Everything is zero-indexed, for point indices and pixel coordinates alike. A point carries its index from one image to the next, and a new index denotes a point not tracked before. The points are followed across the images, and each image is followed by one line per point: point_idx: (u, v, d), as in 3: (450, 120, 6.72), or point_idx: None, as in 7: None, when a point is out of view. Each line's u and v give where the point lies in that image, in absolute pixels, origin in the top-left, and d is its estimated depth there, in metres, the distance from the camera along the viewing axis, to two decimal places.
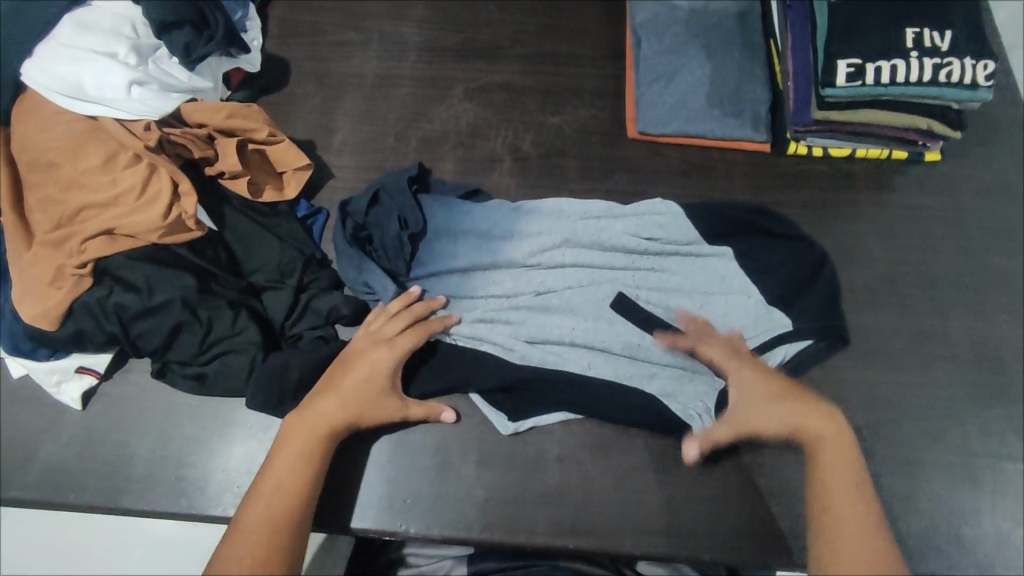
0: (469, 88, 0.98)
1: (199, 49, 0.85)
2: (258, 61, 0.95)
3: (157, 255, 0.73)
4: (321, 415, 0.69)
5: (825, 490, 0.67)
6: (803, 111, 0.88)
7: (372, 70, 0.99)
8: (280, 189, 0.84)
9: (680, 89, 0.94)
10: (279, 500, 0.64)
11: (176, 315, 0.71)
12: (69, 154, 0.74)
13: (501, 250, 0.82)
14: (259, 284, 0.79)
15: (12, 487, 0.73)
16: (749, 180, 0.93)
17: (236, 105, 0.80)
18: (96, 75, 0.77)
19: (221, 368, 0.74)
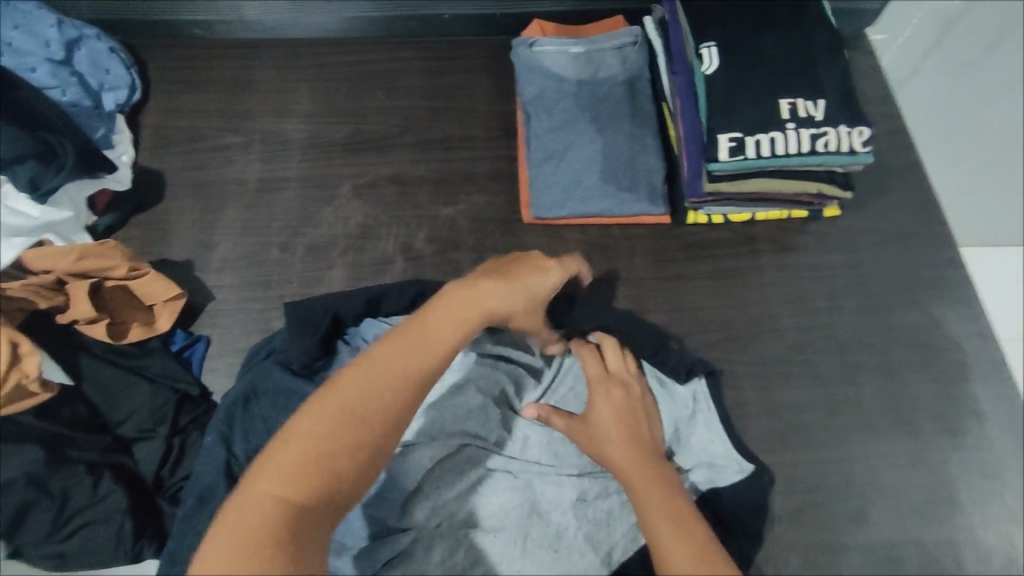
0: (357, 185, 0.94)
1: (48, 181, 0.78)
2: (128, 177, 0.90)
3: (3, 427, 0.67)
4: (460, 308, 0.58)
5: (648, 493, 0.62)
6: (696, 182, 0.84)
7: (254, 174, 0.94)
8: (150, 323, 0.77)
9: (572, 167, 0.92)
10: (390, 379, 0.52)
11: (22, 494, 0.65)
12: None
13: None
14: (128, 436, 0.72)
15: None
16: (652, 256, 0.90)
17: (89, 244, 0.74)
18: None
19: (81, 546, 0.67)
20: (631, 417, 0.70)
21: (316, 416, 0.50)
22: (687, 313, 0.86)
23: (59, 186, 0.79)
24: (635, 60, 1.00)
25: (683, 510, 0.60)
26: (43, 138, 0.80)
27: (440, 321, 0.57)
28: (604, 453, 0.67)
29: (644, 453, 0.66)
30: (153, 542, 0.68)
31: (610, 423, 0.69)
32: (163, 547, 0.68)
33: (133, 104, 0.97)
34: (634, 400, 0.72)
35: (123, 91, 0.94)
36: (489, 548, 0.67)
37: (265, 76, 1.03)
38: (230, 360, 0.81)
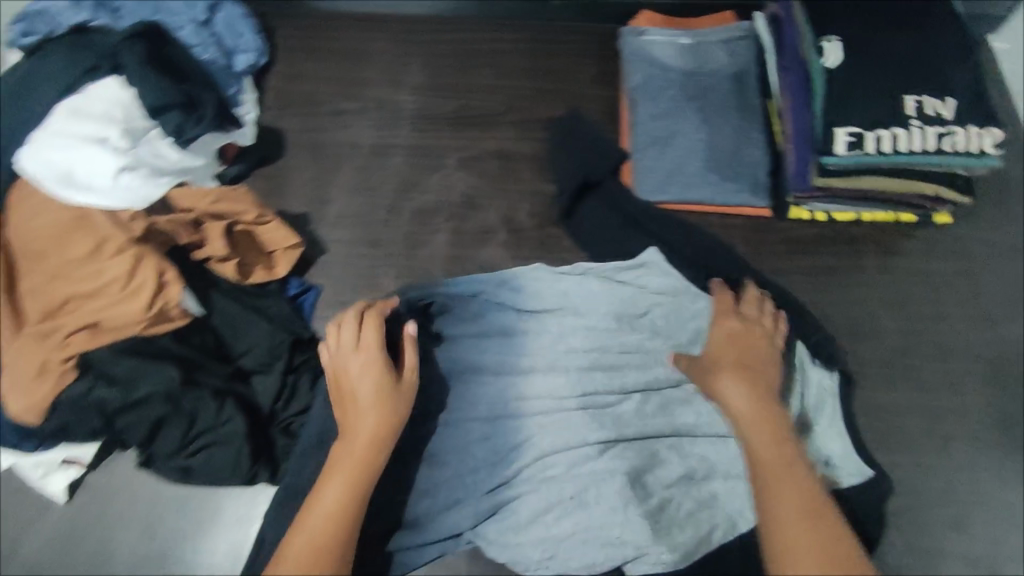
0: (462, 158, 0.97)
1: (190, 130, 0.85)
2: (252, 134, 0.95)
3: (142, 348, 0.72)
4: (356, 449, 0.62)
5: (763, 451, 0.58)
6: (802, 177, 0.86)
7: (367, 139, 0.99)
8: (270, 267, 0.83)
9: (676, 154, 0.93)
10: (324, 532, 0.57)
11: (159, 409, 0.70)
12: (56, 243, 0.74)
13: (513, 346, 0.79)
14: (248, 368, 0.78)
15: None
16: (752, 247, 0.91)
17: (224, 189, 0.80)
18: (85, 164, 0.78)
19: (206, 463, 0.72)
20: (744, 349, 0.66)
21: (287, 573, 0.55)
22: None
23: (198, 135, 0.85)
24: (743, 54, 1.00)
25: (805, 486, 0.55)
26: (189, 91, 0.86)
27: (329, 497, 0.59)
28: (722, 403, 0.63)
29: (767, 404, 0.61)
30: (266, 468, 0.74)
31: (734, 363, 0.64)
32: (275, 474, 0.74)
33: (260, 66, 1.03)
34: (755, 343, 0.67)
35: (253, 54, 0.99)
36: (588, 514, 0.71)
37: (379, 48, 1.08)
38: (338, 310, 0.86)
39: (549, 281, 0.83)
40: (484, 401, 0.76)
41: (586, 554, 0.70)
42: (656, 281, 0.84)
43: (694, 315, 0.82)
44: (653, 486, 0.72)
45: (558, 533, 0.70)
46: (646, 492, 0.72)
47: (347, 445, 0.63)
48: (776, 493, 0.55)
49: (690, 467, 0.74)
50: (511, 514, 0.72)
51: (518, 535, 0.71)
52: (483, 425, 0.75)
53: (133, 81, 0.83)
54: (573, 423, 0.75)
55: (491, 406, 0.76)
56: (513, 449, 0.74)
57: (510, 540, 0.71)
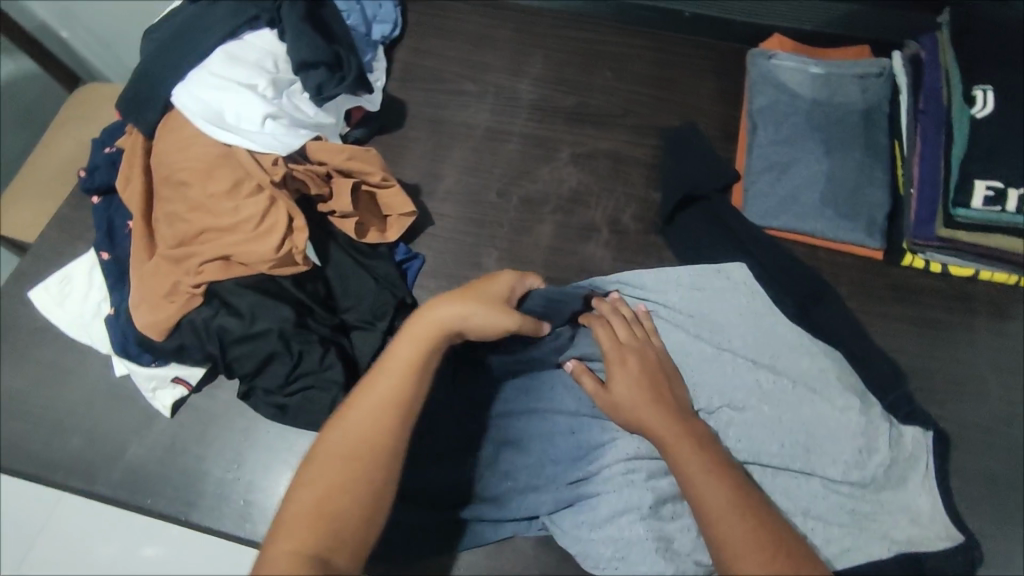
0: (576, 153, 0.99)
1: (330, 89, 0.88)
2: (378, 101, 0.98)
3: (265, 285, 0.77)
4: (424, 339, 0.64)
5: (694, 473, 0.63)
6: (926, 224, 0.84)
7: (485, 122, 1.01)
8: (383, 231, 0.87)
9: (793, 182, 0.92)
10: (374, 413, 0.60)
11: (272, 344, 0.74)
12: (200, 176, 0.78)
13: None
14: (351, 323, 0.82)
15: (99, 482, 0.76)
16: (856, 287, 0.88)
17: (357, 148, 0.84)
18: (235, 106, 0.82)
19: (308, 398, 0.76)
20: (650, 376, 0.71)
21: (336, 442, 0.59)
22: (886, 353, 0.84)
23: (336, 94, 0.89)
24: (875, 91, 0.98)
25: (745, 504, 0.61)
26: (336, 52, 0.91)
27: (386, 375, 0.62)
28: (641, 420, 0.68)
29: (689, 426, 0.68)
30: None
31: (637, 389, 0.70)
32: None
33: (392, 38, 1.07)
34: (653, 369, 0.72)
35: (389, 26, 1.05)
36: (661, 524, 0.71)
37: (505, 36, 1.09)
38: (439, 282, 0.89)
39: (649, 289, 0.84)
40: (573, 395, 0.79)
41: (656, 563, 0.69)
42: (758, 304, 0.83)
43: (792, 344, 0.80)
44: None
45: (630, 535, 0.70)
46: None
47: (408, 334, 0.65)
48: (710, 505, 0.61)
49: (771, 498, 0.73)
50: (589, 508, 0.73)
51: (592, 530, 0.72)
52: (569, 418, 0.77)
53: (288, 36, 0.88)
54: None
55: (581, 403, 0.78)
56: (597, 445, 0.75)
57: (583, 533, 0.72)
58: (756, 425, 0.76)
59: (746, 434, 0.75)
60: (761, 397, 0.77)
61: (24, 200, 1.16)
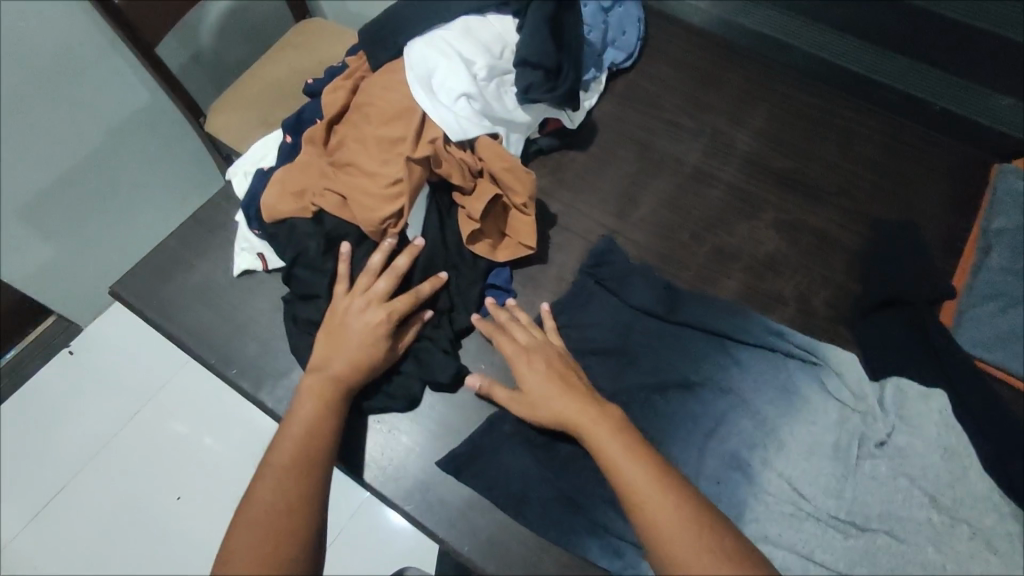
0: (780, 218, 0.95)
1: (536, 93, 0.87)
2: (577, 120, 0.98)
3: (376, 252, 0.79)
4: (335, 379, 0.71)
5: (645, 509, 0.62)
6: None
7: (693, 161, 0.99)
8: (494, 247, 0.84)
9: (1019, 320, 0.84)
10: (296, 453, 0.66)
11: None
12: (381, 117, 0.81)
13: (767, 423, 0.77)
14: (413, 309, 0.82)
15: (263, 392, 0.81)
16: None
17: (518, 166, 0.81)
18: (445, 73, 0.83)
19: (419, 367, 0.79)
20: (570, 381, 0.72)
21: (267, 489, 0.63)
22: None
23: (540, 100, 0.87)
24: None
25: (697, 548, 0.59)
26: (559, 61, 0.89)
27: (304, 417, 0.68)
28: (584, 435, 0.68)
29: (634, 456, 0.65)
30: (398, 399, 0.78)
31: (567, 401, 0.69)
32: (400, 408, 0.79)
33: (620, 66, 1.06)
34: (570, 371, 0.73)
35: (622, 54, 1.05)
36: None
37: (733, 82, 1.07)
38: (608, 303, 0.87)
39: (822, 379, 0.79)
40: (715, 455, 0.76)
41: None
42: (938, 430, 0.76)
43: (975, 494, 0.73)
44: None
45: None
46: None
47: (325, 378, 0.71)
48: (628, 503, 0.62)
49: None
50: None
51: None
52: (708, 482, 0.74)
53: (525, 28, 0.87)
54: (802, 532, 0.72)
55: (723, 468, 0.75)
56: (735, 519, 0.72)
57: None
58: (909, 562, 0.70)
59: (898, 568, 0.70)
60: (921, 532, 0.71)
61: (243, 107, 1.24)
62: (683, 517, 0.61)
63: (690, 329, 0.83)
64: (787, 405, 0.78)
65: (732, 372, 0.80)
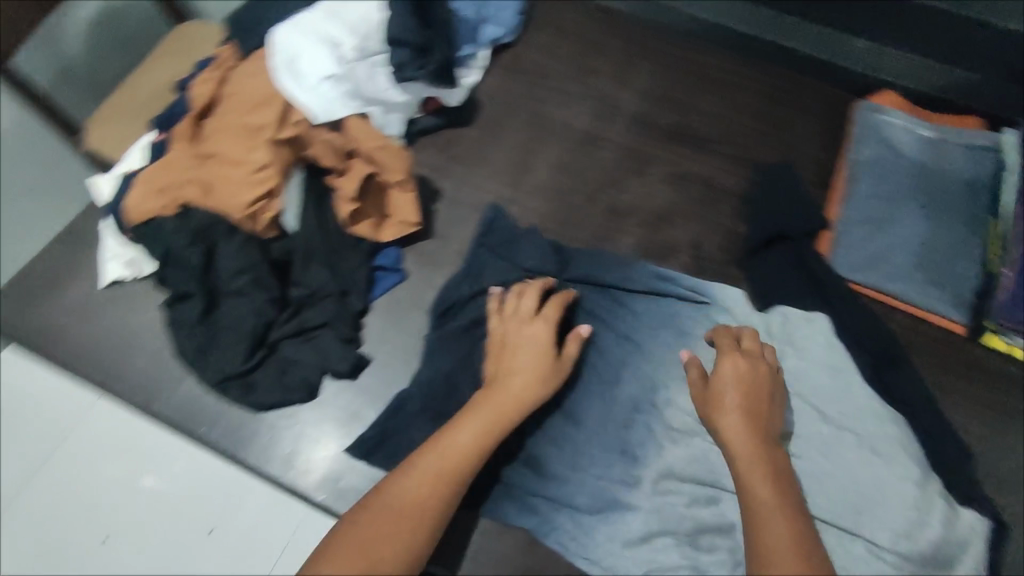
0: (669, 171, 0.98)
1: (408, 72, 0.87)
2: (458, 98, 0.99)
3: (249, 246, 0.77)
4: (506, 405, 0.68)
5: (756, 483, 0.63)
6: (1015, 309, 0.83)
7: (583, 125, 1.01)
8: (378, 227, 0.84)
9: (886, 241, 0.90)
10: (448, 462, 0.64)
11: (246, 310, 0.76)
12: (248, 106, 0.81)
13: (661, 366, 0.81)
14: (297, 300, 0.81)
15: (158, 402, 0.78)
16: (935, 358, 0.86)
17: (391, 143, 0.82)
18: (311, 57, 0.84)
19: (313, 355, 0.79)
20: (755, 385, 0.70)
21: (399, 489, 0.61)
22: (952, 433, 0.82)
23: (414, 79, 0.88)
24: (984, 165, 0.95)
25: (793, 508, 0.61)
26: (429, 39, 0.89)
27: (463, 437, 0.66)
28: (726, 425, 0.67)
29: (771, 457, 0.65)
30: (301, 391, 0.78)
31: (739, 402, 0.68)
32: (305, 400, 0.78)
33: (502, 42, 1.06)
34: (770, 385, 0.72)
35: (502, 29, 1.04)
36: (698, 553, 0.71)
37: (617, 45, 1.09)
38: None
39: (710, 316, 0.84)
40: (620, 400, 0.79)
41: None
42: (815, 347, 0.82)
43: (858, 407, 0.79)
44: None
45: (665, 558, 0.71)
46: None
47: (493, 399, 0.69)
48: (756, 505, 0.61)
49: None
50: (623, 524, 0.72)
51: (626, 545, 0.72)
52: (615, 427, 0.77)
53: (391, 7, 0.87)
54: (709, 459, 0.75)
55: (627, 412, 0.78)
56: (643, 458, 0.75)
57: (614, 547, 0.72)
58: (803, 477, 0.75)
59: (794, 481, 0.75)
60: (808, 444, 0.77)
61: (119, 116, 1.15)
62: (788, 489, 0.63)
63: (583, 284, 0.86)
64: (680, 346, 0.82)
65: (626, 322, 0.84)
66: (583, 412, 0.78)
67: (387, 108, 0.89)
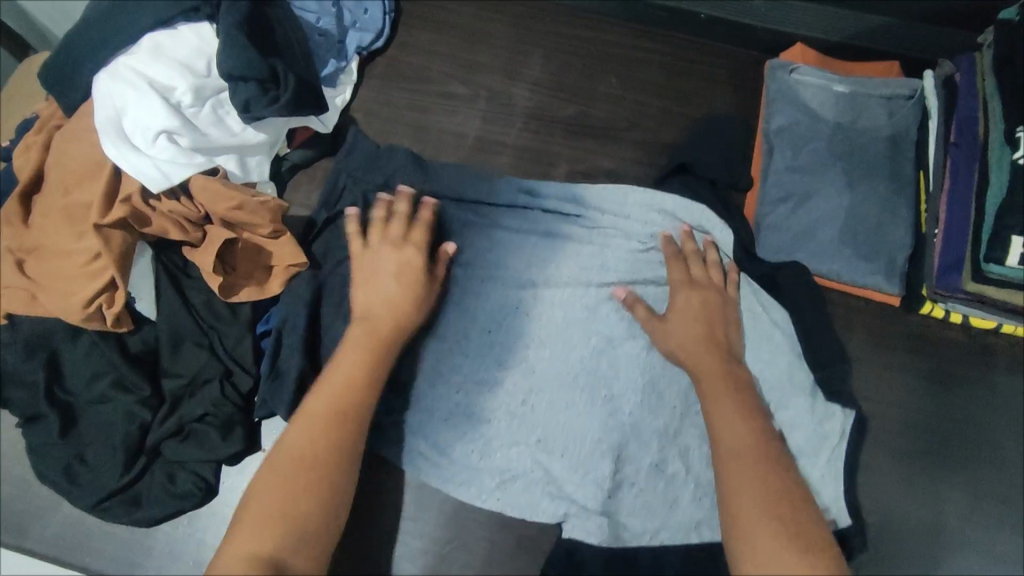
0: (573, 169, 0.90)
1: (259, 109, 0.76)
2: (331, 121, 0.87)
3: (101, 346, 0.68)
4: (381, 323, 0.69)
5: (726, 448, 0.62)
6: (950, 274, 0.77)
7: (474, 130, 0.92)
8: (261, 283, 0.76)
9: (810, 216, 0.84)
10: (342, 393, 0.63)
11: (114, 417, 0.68)
12: (71, 185, 0.70)
13: (526, 269, 0.83)
14: (171, 391, 0.71)
15: (31, 538, 0.68)
16: (870, 336, 0.82)
17: (246, 196, 0.71)
18: (138, 110, 0.71)
19: (198, 451, 0.69)
20: (711, 312, 0.74)
21: (300, 432, 0.60)
22: (893, 412, 0.79)
23: (266, 116, 0.77)
24: (904, 115, 0.89)
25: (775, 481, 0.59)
26: (274, 65, 0.77)
27: (348, 365, 0.65)
28: (696, 362, 0.71)
29: (738, 397, 0.67)
30: (191, 495, 0.69)
31: (695, 332, 0.73)
32: (198, 504, 0.69)
33: (372, 49, 0.94)
34: (722, 312, 0.75)
35: (369, 35, 0.93)
36: (562, 438, 0.76)
37: (501, 31, 0.98)
38: None
39: (575, 222, 0.85)
40: (489, 308, 0.82)
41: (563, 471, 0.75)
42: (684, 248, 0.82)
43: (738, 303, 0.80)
44: (620, 461, 0.75)
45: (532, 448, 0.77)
46: (597, 462, 0.75)
47: (370, 324, 0.69)
48: (731, 451, 0.62)
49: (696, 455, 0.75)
50: (490, 426, 0.77)
51: (495, 442, 0.77)
52: (484, 332, 0.81)
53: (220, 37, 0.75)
54: (573, 352, 0.80)
55: (490, 318, 0.82)
56: (506, 356, 0.80)
57: (479, 445, 0.77)
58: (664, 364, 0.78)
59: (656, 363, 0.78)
60: None
61: None
62: (764, 446, 0.62)
63: (442, 201, 0.85)
64: (541, 250, 0.84)
65: (489, 238, 0.84)
66: (452, 331, 0.81)
67: (245, 152, 0.78)
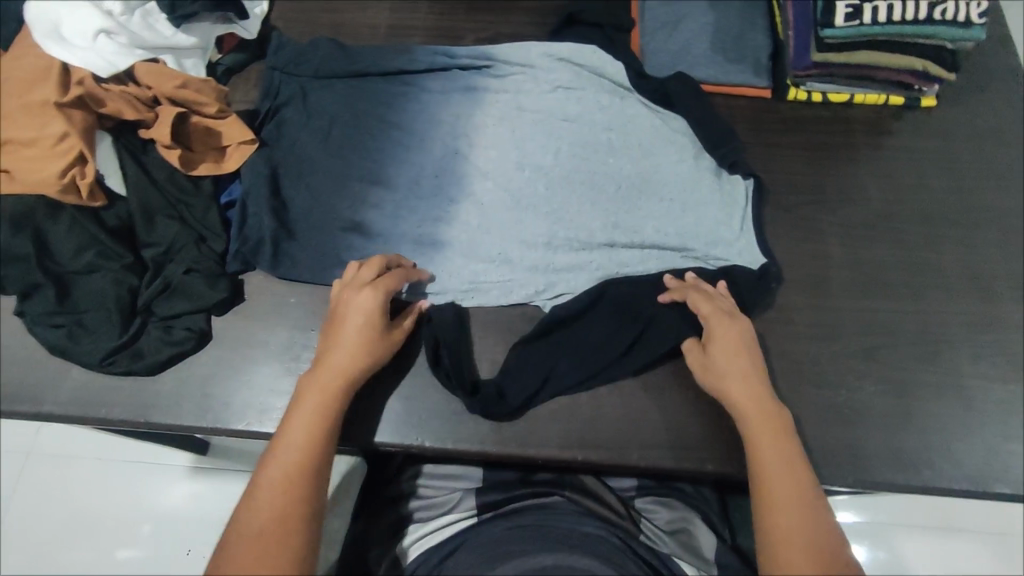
0: (479, 38, 1.02)
1: (185, 7, 0.84)
2: (254, 28, 0.97)
3: (82, 222, 0.76)
4: (324, 383, 0.69)
5: (757, 448, 0.66)
6: (803, 55, 0.92)
7: (385, 21, 1.02)
8: (218, 162, 0.83)
9: (684, 36, 0.98)
10: (304, 448, 0.64)
11: (101, 282, 0.76)
12: (20, 85, 0.76)
13: (456, 120, 0.91)
14: (151, 259, 0.79)
15: (48, 402, 0.77)
16: (751, 124, 0.96)
17: (190, 76, 0.82)
18: (75, 18, 0.79)
19: (187, 302, 0.78)
20: (738, 343, 0.74)
21: (265, 497, 0.61)
22: (779, 177, 0.92)
23: (194, 13, 0.85)
24: None
25: (800, 477, 0.63)
26: None
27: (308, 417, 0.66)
28: (726, 388, 0.71)
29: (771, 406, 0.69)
30: (189, 340, 0.78)
31: (735, 362, 0.72)
32: (198, 347, 0.79)
33: None
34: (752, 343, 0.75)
35: None
36: (518, 247, 0.85)
37: None
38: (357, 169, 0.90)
39: (486, 75, 0.94)
40: (431, 158, 0.89)
41: (524, 275, 0.85)
42: (585, 82, 0.93)
43: (642, 114, 0.92)
44: (567, 255, 0.85)
45: (491, 261, 0.85)
46: (550, 258, 0.85)
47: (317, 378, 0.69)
48: (759, 458, 0.65)
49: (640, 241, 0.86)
50: (451, 251, 0.85)
51: (462, 262, 0.85)
52: (431, 178, 0.88)
53: None
54: (511, 180, 0.88)
55: (434, 167, 0.89)
56: (453, 192, 0.88)
57: (443, 268, 0.85)
58: (594, 173, 0.89)
59: (585, 173, 0.88)
60: (587, 140, 0.90)
61: None
62: (788, 438, 0.67)
63: (369, 78, 0.94)
64: (464, 103, 0.92)
65: (415, 100, 0.92)
66: (403, 182, 0.88)
67: (180, 54, 0.86)
